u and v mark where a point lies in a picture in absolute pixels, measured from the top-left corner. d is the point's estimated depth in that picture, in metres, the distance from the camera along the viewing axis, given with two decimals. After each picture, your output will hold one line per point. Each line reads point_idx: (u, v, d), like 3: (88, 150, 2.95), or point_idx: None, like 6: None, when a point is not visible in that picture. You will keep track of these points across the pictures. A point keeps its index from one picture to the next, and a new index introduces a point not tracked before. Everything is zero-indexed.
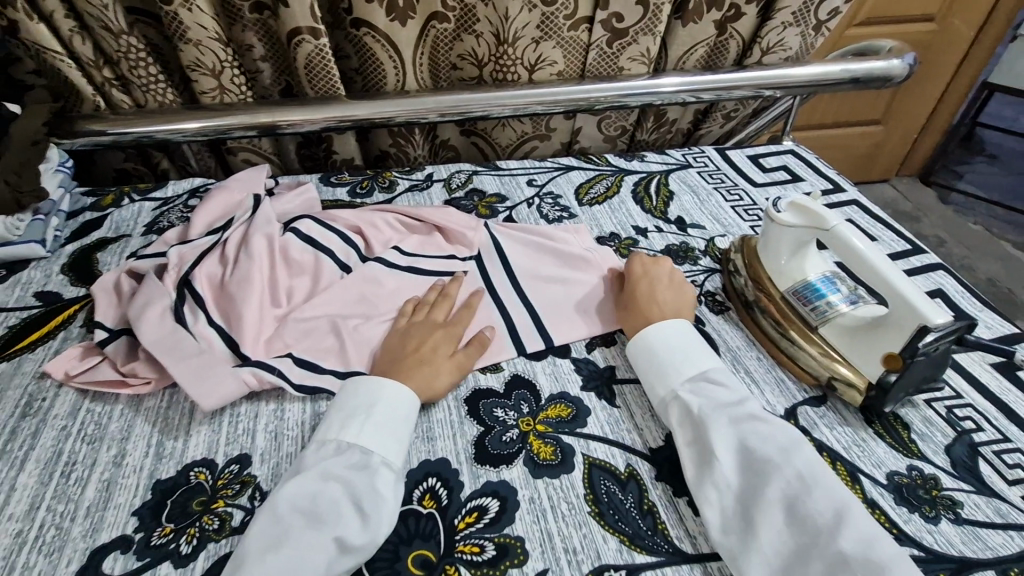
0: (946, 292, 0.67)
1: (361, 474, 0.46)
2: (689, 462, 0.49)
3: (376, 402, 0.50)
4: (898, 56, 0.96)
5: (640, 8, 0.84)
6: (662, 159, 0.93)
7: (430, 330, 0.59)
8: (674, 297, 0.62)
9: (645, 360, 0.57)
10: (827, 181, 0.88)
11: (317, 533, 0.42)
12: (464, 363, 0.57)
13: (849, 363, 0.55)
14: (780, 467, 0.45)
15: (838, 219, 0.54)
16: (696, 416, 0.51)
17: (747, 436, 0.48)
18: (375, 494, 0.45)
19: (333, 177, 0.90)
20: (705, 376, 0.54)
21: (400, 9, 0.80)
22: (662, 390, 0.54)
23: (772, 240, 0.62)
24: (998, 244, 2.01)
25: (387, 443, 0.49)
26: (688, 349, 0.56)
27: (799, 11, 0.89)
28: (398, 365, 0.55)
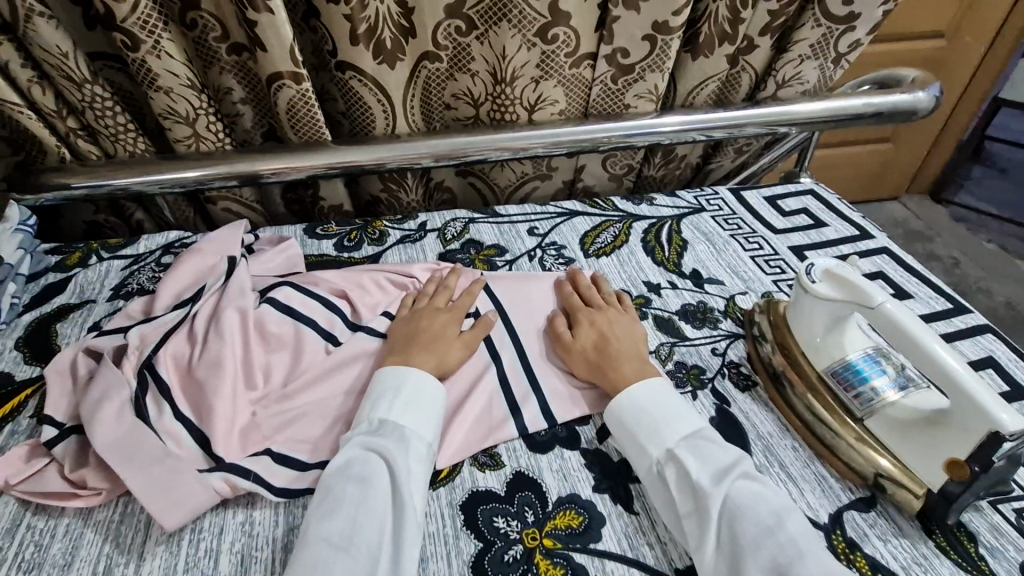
0: (998, 361, 0.61)
1: (402, 447, 0.49)
2: (691, 529, 0.45)
3: (403, 384, 0.52)
4: (923, 87, 0.89)
5: (647, 44, 0.78)
6: (672, 201, 0.87)
7: (437, 313, 0.61)
8: (631, 343, 0.59)
9: (630, 424, 0.52)
10: (852, 226, 0.81)
11: (365, 500, 0.45)
12: (472, 342, 0.60)
13: (903, 462, 0.48)
14: (773, 530, 0.42)
15: (883, 296, 0.48)
16: (695, 481, 0.46)
17: (742, 506, 0.44)
18: (415, 466, 0.48)
19: (318, 228, 0.83)
20: (699, 433, 0.50)
21: (389, 50, 0.74)
22: (655, 450, 0.49)
23: (804, 312, 0.56)
24: (1015, 265, 1.94)
25: (418, 420, 0.51)
26: (675, 407, 0.52)
27: (817, 44, 0.82)
28: (407, 346, 0.57)
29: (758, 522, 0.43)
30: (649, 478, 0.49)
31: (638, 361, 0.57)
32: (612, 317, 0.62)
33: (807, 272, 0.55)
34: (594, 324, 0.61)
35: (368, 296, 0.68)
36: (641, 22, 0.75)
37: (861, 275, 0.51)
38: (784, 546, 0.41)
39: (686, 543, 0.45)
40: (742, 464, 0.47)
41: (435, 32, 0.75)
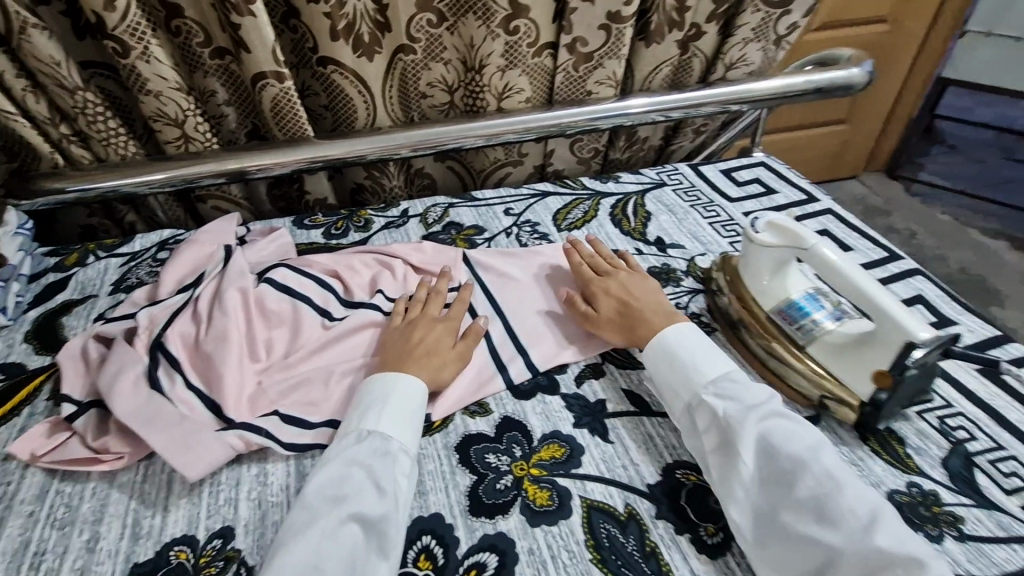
0: (927, 298, 0.68)
1: (383, 461, 0.49)
2: (719, 464, 0.49)
3: (389, 395, 0.53)
4: (858, 64, 0.98)
5: (603, 33, 0.84)
6: (637, 178, 0.94)
7: (431, 324, 0.62)
8: (652, 300, 0.63)
9: (664, 370, 0.56)
10: (800, 191, 0.89)
11: (342, 517, 0.45)
12: (465, 354, 0.61)
13: (840, 381, 0.54)
14: (808, 466, 0.45)
15: (815, 238, 0.55)
16: (722, 420, 0.50)
17: (776, 443, 0.47)
18: (394, 478, 0.48)
19: (306, 219, 0.88)
20: (727, 376, 0.53)
21: (367, 44, 0.80)
22: (686, 394, 0.53)
23: (752, 261, 0.62)
24: (967, 232, 2.06)
25: (404, 430, 0.52)
26: (707, 350, 0.56)
27: (758, 27, 0.90)
28: (404, 357, 0.58)
29: (793, 458, 0.45)
30: (682, 423, 0.53)
31: (665, 313, 0.61)
32: (623, 277, 0.66)
33: (752, 226, 0.62)
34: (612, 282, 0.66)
35: (358, 276, 0.73)
36: (596, 12, 0.82)
37: (798, 222, 0.58)
38: (817, 478, 0.44)
39: (712, 478, 0.49)
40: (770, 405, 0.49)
41: (408, 25, 0.80)
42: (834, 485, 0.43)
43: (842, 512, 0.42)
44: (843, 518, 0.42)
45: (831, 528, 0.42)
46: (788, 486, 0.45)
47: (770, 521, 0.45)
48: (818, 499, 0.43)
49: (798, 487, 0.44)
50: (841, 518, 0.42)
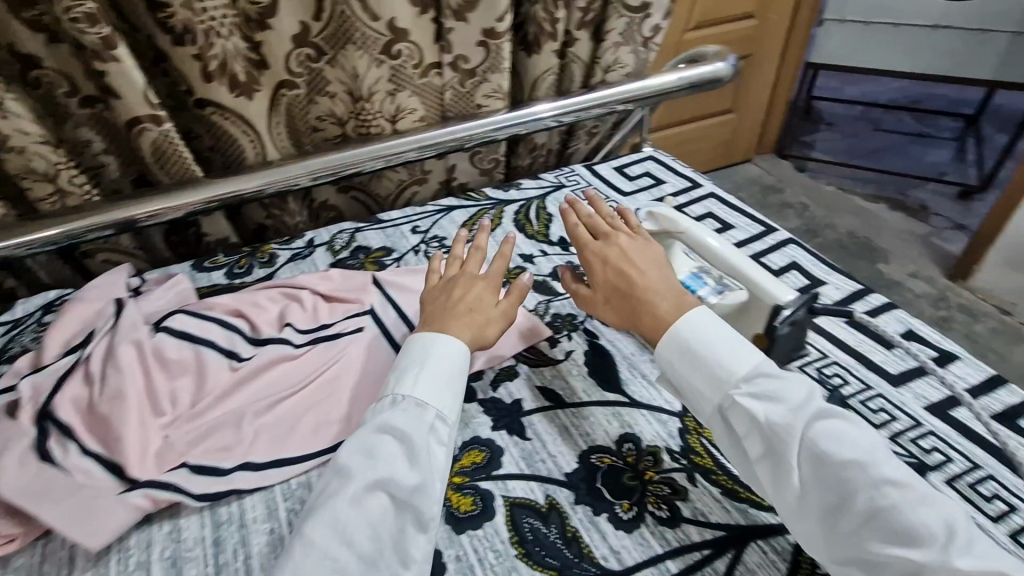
0: (799, 264, 0.75)
1: (420, 431, 0.50)
2: (768, 472, 0.47)
3: (429, 358, 0.55)
4: (722, 58, 1.07)
5: (482, 49, 0.88)
6: (537, 183, 0.98)
7: (472, 282, 0.63)
8: (657, 280, 0.58)
9: (679, 362, 0.52)
10: (685, 179, 0.96)
11: (373, 490, 0.47)
12: (509, 312, 0.62)
13: None
14: (875, 479, 0.42)
15: (687, 224, 0.64)
16: (765, 425, 0.46)
17: (827, 449, 0.44)
18: (426, 450, 0.49)
19: (206, 261, 0.85)
20: (760, 371, 0.49)
21: (244, 83, 0.78)
22: (716, 396, 0.50)
23: None
24: (850, 199, 2.27)
25: (442, 396, 0.53)
26: (727, 340, 0.51)
27: (626, 32, 0.96)
28: (446, 317, 0.60)
29: (855, 467, 0.43)
30: (716, 423, 0.51)
31: (672, 295, 0.56)
32: (618, 253, 0.61)
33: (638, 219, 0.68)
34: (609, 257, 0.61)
35: (265, 312, 0.72)
36: (472, 31, 0.85)
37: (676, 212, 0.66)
38: (885, 489, 0.41)
39: (761, 483, 0.48)
40: (818, 403, 0.46)
41: (287, 61, 0.80)
42: (902, 494, 0.41)
43: (919, 526, 0.40)
44: (920, 533, 0.40)
45: (908, 546, 0.40)
46: (850, 501, 0.42)
47: (838, 535, 0.43)
48: (890, 513, 0.41)
49: (863, 501, 0.42)
50: (918, 534, 0.40)
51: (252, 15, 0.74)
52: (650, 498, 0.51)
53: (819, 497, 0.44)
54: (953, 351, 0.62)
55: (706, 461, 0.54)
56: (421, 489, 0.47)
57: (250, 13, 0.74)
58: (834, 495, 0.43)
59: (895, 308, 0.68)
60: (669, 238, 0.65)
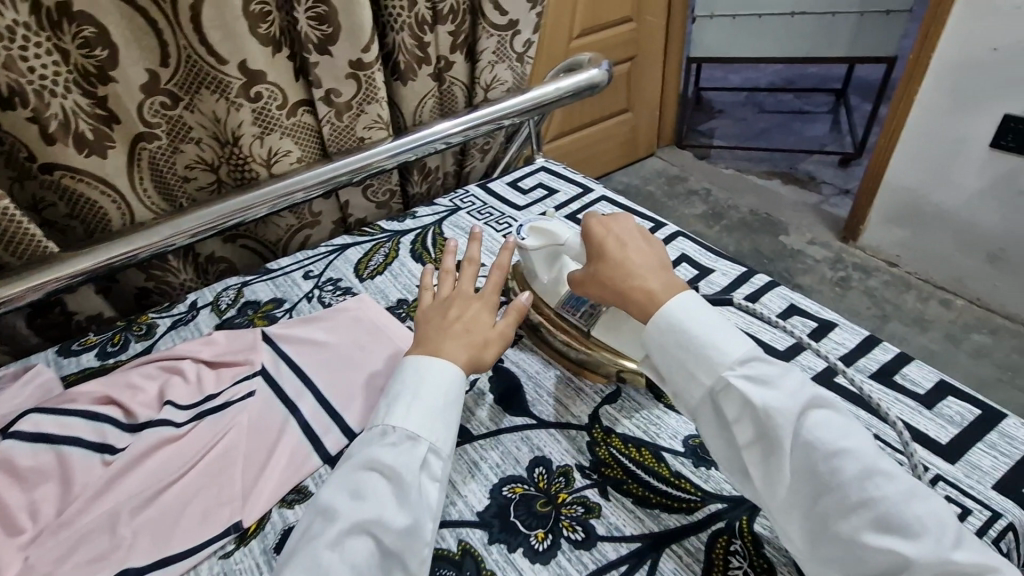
0: (689, 255, 0.78)
1: (410, 468, 0.47)
2: (755, 459, 0.46)
3: (423, 385, 0.51)
4: (597, 64, 1.09)
5: (352, 81, 0.85)
6: (431, 209, 0.96)
7: (467, 303, 0.60)
8: (648, 258, 0.55)
9: (663, 326, 0.50)
10: (577, 186, 0.97)
11: (355, 534, 0.43)
12: (506, 334, 0.59)
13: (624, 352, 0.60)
14: (870, 470, 0.41)
15: (568, 233, 0.62)
16: (758, 410, 0.45)
17: (819, 440, 0.43)
18: (417, 490, 0.46)
19: (73, 344, 0.77)
20: (755, 356, 0.47)
21: (93, 140, 0.72)
22: (708, 381, 0.48)
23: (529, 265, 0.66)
24: (747, 180, 2.41)
25: (438, 430, 0.50)
26: (717, 321, 0.49)
27: (498, 50, 0.97)
28: (442, 338, 0.56)
29: (847, 456, 0.42)
30: (704, 410, 0.49)
31: (663, 273, 0.54)
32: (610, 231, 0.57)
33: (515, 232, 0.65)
34: (612, 229, 0.57)
35: (141, 394, 0.65)
36: (339, 62, 0.82)
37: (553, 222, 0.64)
38: (877, 479, 0.41)
39: (746, 473, 0.47)
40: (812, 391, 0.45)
41: (140, 111, 0.74)
42: (894, 485, 0.40)
43: (911, 518, 0.39)
44: (912, 526, 0.39)
45: (900, 538, 0.39)
46: (839, 493, 0.41)
47: (822, 527, 0.42)
48: (878, 504, 0.40)
49: (853, 491, 0.41)
50: (910, 526, 0.39)
51: (90, 68, 0.68)
52: (564, 522, 0.50)
53: (805, 487, 0.43)
54: (832, 319, 0.66)
55: (616, 471, 0.53)
56: (411, 527, 0.44)
57: (86, 67, 0.68)
58: (822, 488, 0.42)
59: (778, 286, 0.71)
60: (554, 250, 0.63)
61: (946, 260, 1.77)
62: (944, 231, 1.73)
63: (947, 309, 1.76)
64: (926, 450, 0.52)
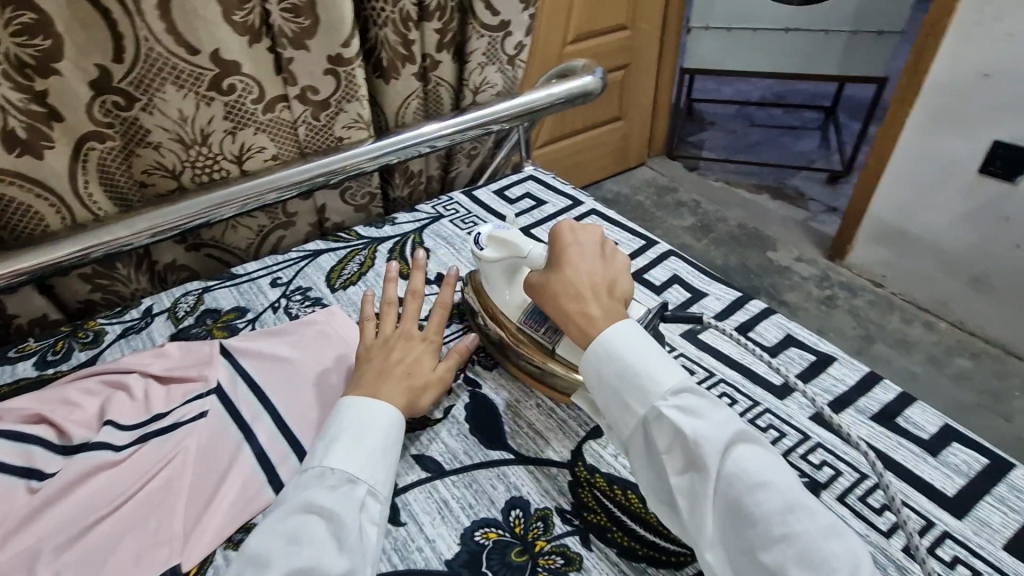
0: (681, 276, 0.74)
1: (349, 510, 0.44)
2: (682, 490, 0.43)
3: (362, 424, 0.49)
4: (591, 72, 1.05)
5: (331, 78, 0.80)
6: (412, 216, 0.91)
7: (409, 344, 0.59)
8: (595, 281, 0.53)
9: (593, 347, 0.49)
10: (567, 198, 0.93)
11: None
12: (446, 378, 0.58)
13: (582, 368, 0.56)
14: (792, 505, 0.40)
15: (530, 244, 0.59)
16: (689, 440, 0.43)
17: (745, 473, 0.41)
18: (358, 531, 0.43)
19: (10, 350, 0.70)
20: (687, 386, 0.46)
21: (25, 140, 0.63)
22: (641, 409, 0.46)
23: (489, 277, 0.63)
24: (737, 193, 2.39)
25: (377, 472, 0.47)
26: (656, 348, 0.48)
27: (489, 51, 0.92)
28: (382, 379, 0.54)
29: (770, 489, 0.40)
30: (634, 438, 0.47)
31: (608, 299, 0.52)
32: (564, 249, 0.55)
33: (475, 242, 0.63)
34: (581, 245, 0.55)
35: (78, 411, 0.59)
36: (317, 58, 0.77)
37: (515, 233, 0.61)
38: (797, 515, 0.39)
39: (675, 506, 0.44)
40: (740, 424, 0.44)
41: (90, 111, 0.66)
42: (814, 521, 0.39)
43: (827, 556, 0.38)
44: (828, 564, 0.38)
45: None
46: (761, 527, 0.40)
47: (744, 560, 0.40)
48: (796, 540, 0.39)
49: (775, 525, 0.39)
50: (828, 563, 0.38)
51: (26, 59, 0.60)
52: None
53: (731, 523, 0.41)
54: (830, 353, 0.63)
55: (600, 517, 0.49)
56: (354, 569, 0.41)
57: (21, 57, 0.60)
58: (745, 522, 0.40)
59: (774, 314, 0.68)
60: (514, 262, 0.61)
61: (930, 283, 1.76)
62: (929, 254, 1.72)
63: (930, 332, 1.75)
64: (929, 500, 0.49)
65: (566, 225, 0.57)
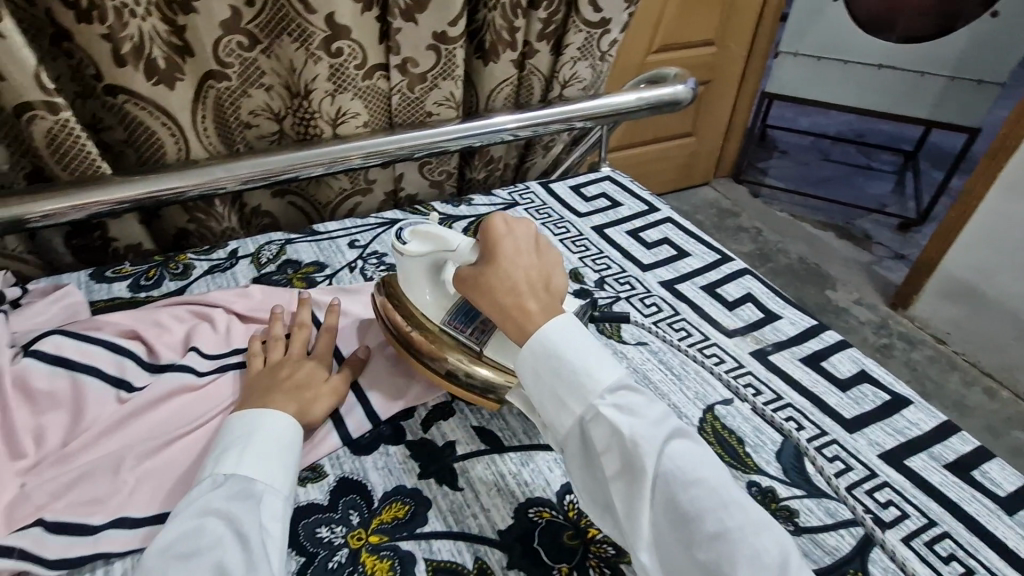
0: (755, 295, 0.73)
1: (248, 508, 0.42)
2: (619, 493, 0.42)
3: (253, 430, 0.47)
4: (682, 80, 1.04)
5: (433, 54, 0.82)
6: (488, 200, 0.92)
7: (297, 363, 0.56)
8: (533, 278, 0.50)
9: (531, 346, 0.46)
10: (641, 202, 0.92)
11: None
12: (340, 390, 0.56)
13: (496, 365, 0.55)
14: (726, 500, 0.39)
15: (456, 238, 0.55)
16: (625, 440, 0.41)
17: (682, 468, 0.40)
18: (260, 526, 0.41)
19: (108, 271, 0.75)
20: (623, 385, 0.44)
21: (164, 70, 0.68)
22: (578, 408, 0.44)
23: (410, 276, 0.58)
24: (801, 226, 2.32)
25: (276, 473, 0.46)
26: (595, 346, 0.46)
27: (585, 47, 0.92)
28: (269, 393, 0.51)
29: (704, 485, 0.39)
30: (572, 440, 0.45)
31: (544, 296, 0.49)
32: (500, 243, 0.50)
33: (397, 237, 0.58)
34: (517, 236, 0.51)
35: (167, 334, 0.63)
36: (422, 33, 0.79)
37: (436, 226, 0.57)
38: (730, 511, 0.39)
39: (614, 506, 0.43)
40: (674, 421, 0.43)
41: (215, 50, 0.71)
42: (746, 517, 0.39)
43: (758, 552, 0.38)
44: (760, 561, 0.37)
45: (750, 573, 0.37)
46: (697, 526, 0.39)
47: (679, 558, 0.39)
48: (727, 538, 0.38)
49: (708, 523, 0.38)
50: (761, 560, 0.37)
51: None
52: (591, 561, 0.46)
53: (669, 523, 0.40)
54: (907, 396, 0.60)
55: None
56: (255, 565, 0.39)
57: None
58: (680, 520, 0.39)
59: (849, 347, 0.66)
60: (440, 257, 0.56)
61: (1000, 347, 1.67)
62: (1003, 318, 1.63)
63: (990, 399, 1.65)
64: (1001, 559, 0.47)
65: (500, 215, 0.52)
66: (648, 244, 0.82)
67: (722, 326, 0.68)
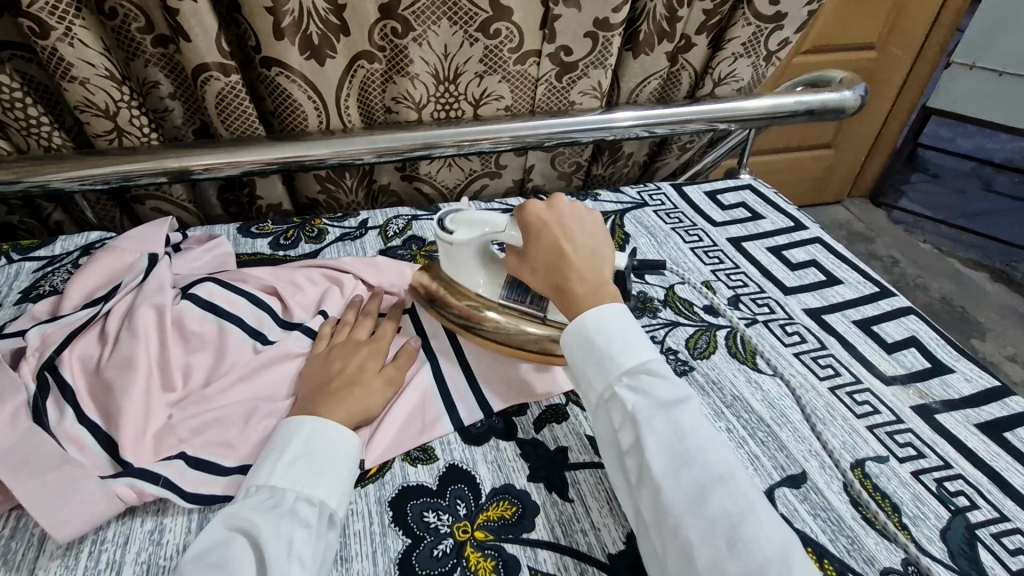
0: (921, 341, 0.63)
1: (274, 517, 0.41)
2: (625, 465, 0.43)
3: (292, 437, 0.46)
4: (850, 86, 0.93)
5: (589, 41, 0.78)
6: (616, 197, 0.86)
7: (354, 350, 0.55)
8: (578, 260, 0.52)
9: (569, 333, 0.49)
10: (787, 218, 0.84)
11: None
12: (394, 378, 0.54)
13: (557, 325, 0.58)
14: (724, 478, 0.39)
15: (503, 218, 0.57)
16: (633, 417, 0.43)
17: (681, 448, 0.40)
18: (284, 536, 0.40)
19: (253, 226, 0.80)
20: (646, 369, 0.45)
21: (317, 46, 0.71)
22: (600, 387, 0.46)
23: (461, 262, 0.59)
24: (947, 261, 2.04)
25: (311, 480, 0.44)
26: (627, 333, 0.47)
27: (749, 43, 0.84)
28: (320, 391, 0.50)
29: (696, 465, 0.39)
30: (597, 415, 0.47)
31: (589, 276, 0.51)
32: (541, 231, 0.53)
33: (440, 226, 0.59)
34: (550, 223, 0.53)
35: (301, 294, 0.66)
36: (583, 19, 0.76)
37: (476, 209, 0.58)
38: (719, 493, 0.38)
39: (625, 477, 0.44)
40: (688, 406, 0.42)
41: (371, 32, 0.73)
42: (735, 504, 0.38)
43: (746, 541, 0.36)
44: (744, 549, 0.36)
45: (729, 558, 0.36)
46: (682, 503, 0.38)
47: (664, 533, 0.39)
48: (715, 520, 0.37)
49: (694, 502, 0.38)
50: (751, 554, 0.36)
51: None
52: None
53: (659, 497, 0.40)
54: None
55: None
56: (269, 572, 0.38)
57: None
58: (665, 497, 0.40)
59: None
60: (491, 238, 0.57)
61: None
62: None
63: None
64: None
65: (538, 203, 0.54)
66: (792, 264, 0.75)
67: (879, 370, 0.60)
